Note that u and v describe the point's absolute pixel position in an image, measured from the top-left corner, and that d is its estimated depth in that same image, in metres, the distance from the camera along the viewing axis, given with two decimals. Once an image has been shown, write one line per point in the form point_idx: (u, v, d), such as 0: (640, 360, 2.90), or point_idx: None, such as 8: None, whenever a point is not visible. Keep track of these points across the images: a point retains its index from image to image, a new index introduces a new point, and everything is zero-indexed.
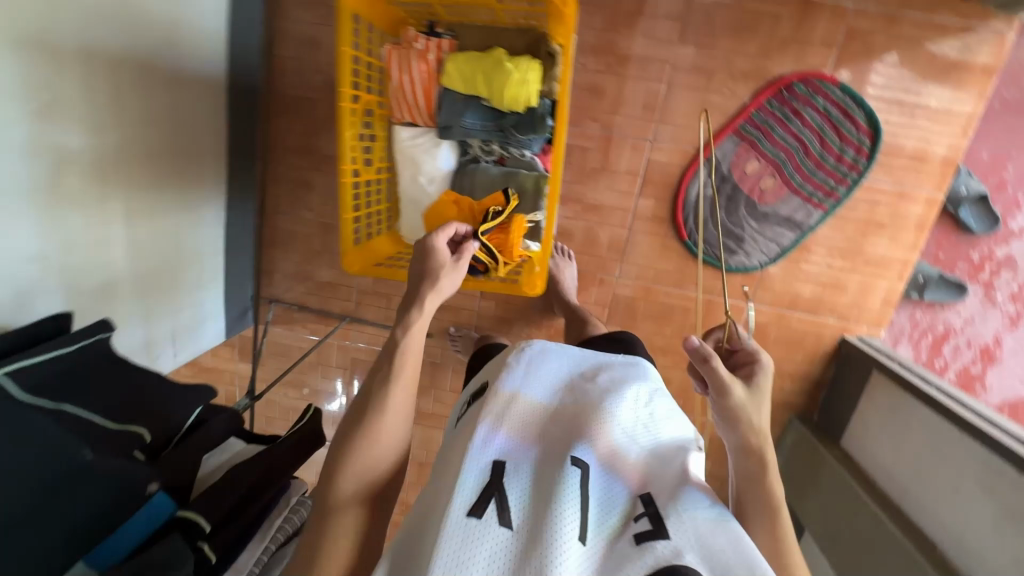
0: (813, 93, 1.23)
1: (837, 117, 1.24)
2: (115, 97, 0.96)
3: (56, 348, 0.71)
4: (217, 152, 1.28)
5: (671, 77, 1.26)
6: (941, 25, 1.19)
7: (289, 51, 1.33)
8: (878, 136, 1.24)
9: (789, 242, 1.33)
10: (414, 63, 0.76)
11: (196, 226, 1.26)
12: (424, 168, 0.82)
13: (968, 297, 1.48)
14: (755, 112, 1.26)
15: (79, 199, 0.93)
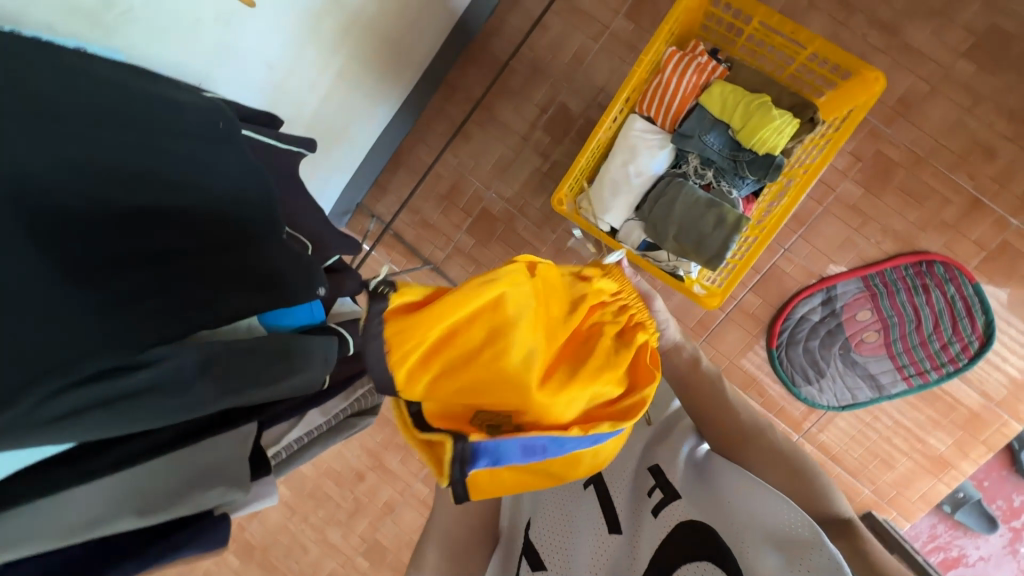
0: (948, 279, 1.29)
1: (959, 310, 1.29)
2: None
3: (275, 140, 0.71)
4: (417, 67, 1.36)
5: (830, 204, 1.33)
6: None
7: (516, 21, 1.44)
8: (987, 345, 1.29)
9: (864, 398, 1.36)
10: (690, 70, 0.82)
11: (369, 116, 1.32)
12: (639, 160, 0.87)
13: (995, 535, 1.44)
14: (889, 269, 1.32)
15: (324, 39, 0.99)
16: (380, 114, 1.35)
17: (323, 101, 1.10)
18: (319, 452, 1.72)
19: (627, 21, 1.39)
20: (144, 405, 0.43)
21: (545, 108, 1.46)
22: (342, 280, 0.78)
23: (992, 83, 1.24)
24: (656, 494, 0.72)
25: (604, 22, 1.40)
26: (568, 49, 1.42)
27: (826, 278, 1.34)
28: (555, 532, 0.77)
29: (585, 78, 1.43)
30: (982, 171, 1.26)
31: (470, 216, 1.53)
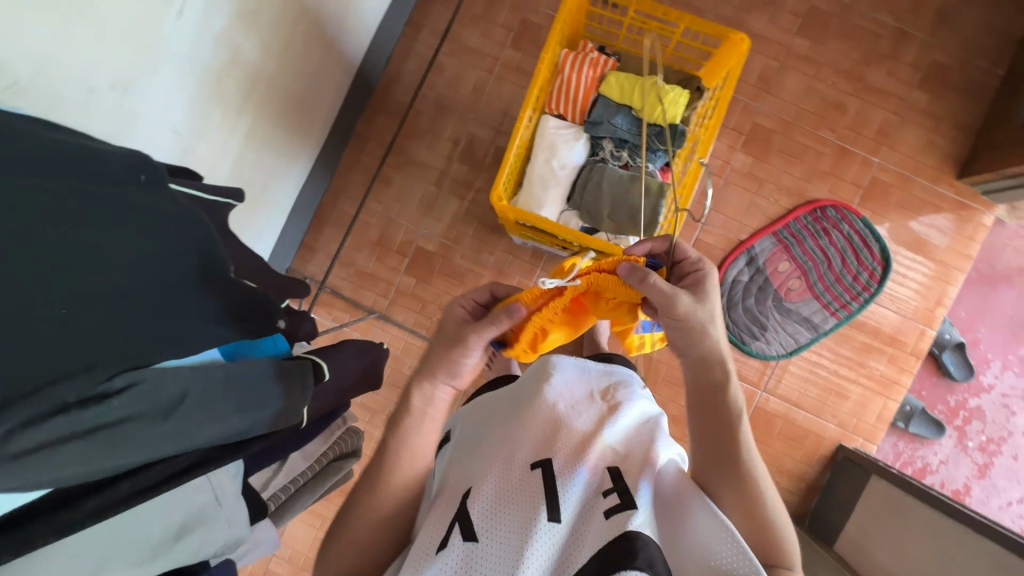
0: (841, 219, 1.46)
1: (858, 243, 1.46)
2: (289, 34, 1.08)
3: (198, 191, 0.67)
4: (324, 122, 1.38)
5: (728, 176, 1.48)
6: (942, 195, 1.46)
7: (411, 66, 1.51)
8: (888, 267, 1.46)
9: (805, 340, 1.47)
10: (585, 66, 0.91)
11: (285, 175, 1.30)
12: (560, 154, 0.93)
13: (945, 438, 1.58)
14: (792, 221, 1.47)
15: (227, 100, 0.99)
16: (296, 172, 1.35)
17: (236, 163, 1.08)
18: (292, 546, 1.55)
19: (514, 50, 1.51)
20: (130, 434, 0.44)
21: (458, 141, 1.52)
22: (299, 323, 0.73)
23: (825, 52, 1.47)
24: (612, 498, 0.64)
25: (494, 55, 1.51)
26: (467, 84, 1.51)
27: (744, 241, 1.47)
28: (494, 511, 0.65)
29: (488, 107, 1.51)
30: (839, 123, 1.47)
31: (406, 256, 1.53)
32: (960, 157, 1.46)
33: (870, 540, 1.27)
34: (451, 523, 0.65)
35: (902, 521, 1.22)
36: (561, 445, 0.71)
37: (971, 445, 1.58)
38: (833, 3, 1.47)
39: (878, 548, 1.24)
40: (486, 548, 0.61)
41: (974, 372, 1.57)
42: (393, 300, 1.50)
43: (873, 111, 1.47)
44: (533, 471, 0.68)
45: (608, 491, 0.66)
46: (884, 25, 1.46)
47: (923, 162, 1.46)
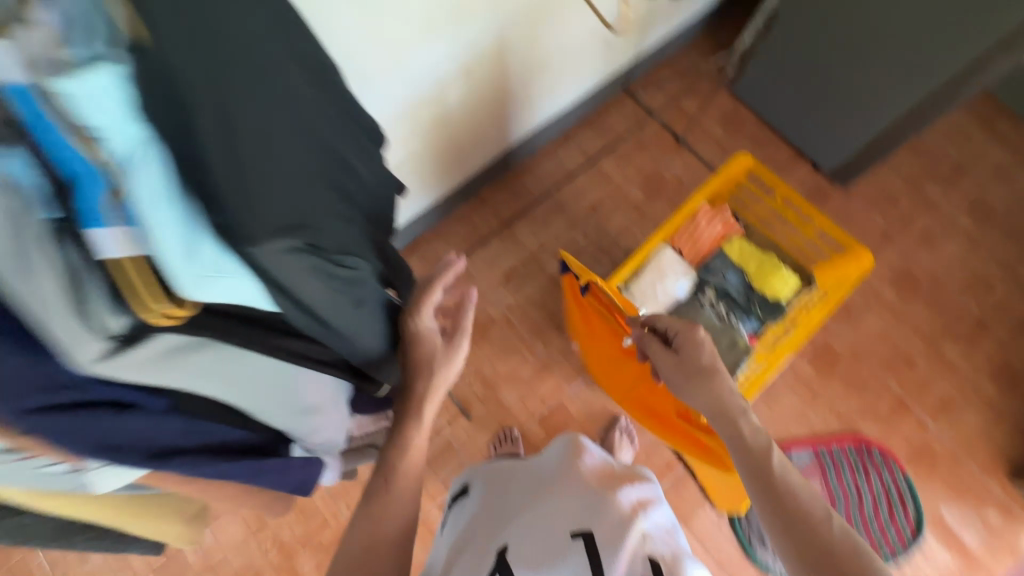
0: (883, 466, 1.45)
1: (893, 497, 1.43)
2: (482, 97, 1.26)
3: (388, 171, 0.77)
4: (462, 175, 1.54)
5: (787, 377, 1.52)
6: (990, 490, 1.43)
7: (549, 166, 1.71)
8: (918, 536, 1.40)
9: None
10: (718, 221, 1.03)
11: (412, 199, 1.43)
12: (667, 282, 1.01)
13: None
14: (836, 446, 1.47)
15: (415, 123, 1.15)
16: (420, 202, 1.48)
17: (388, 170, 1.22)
18: (217, 540, 1.44)
19: (638, 191, 1.69)
20: (345, 307, 0.51)
21: (559, 240, 1.65)
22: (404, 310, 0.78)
23: (908, 310, 1.57)
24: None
25: (620, 187, 1.69)
26: (587, 199, 1.68)
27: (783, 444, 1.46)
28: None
29: (597, 224, 1.66)
30: (906, 375, 1.52)
31: None
32: (1015, 460, 1.45)
33: None
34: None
35: None
36: (598, 518, 0.77)
37: None
38: (926, 273, 1.60)
39: None
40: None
41: None
42: None
43: (940, 379, 1.51)
44: (574, 539, 0.74)
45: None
46: (968, 310, 1.57)
47: (977, 449, 1.46)
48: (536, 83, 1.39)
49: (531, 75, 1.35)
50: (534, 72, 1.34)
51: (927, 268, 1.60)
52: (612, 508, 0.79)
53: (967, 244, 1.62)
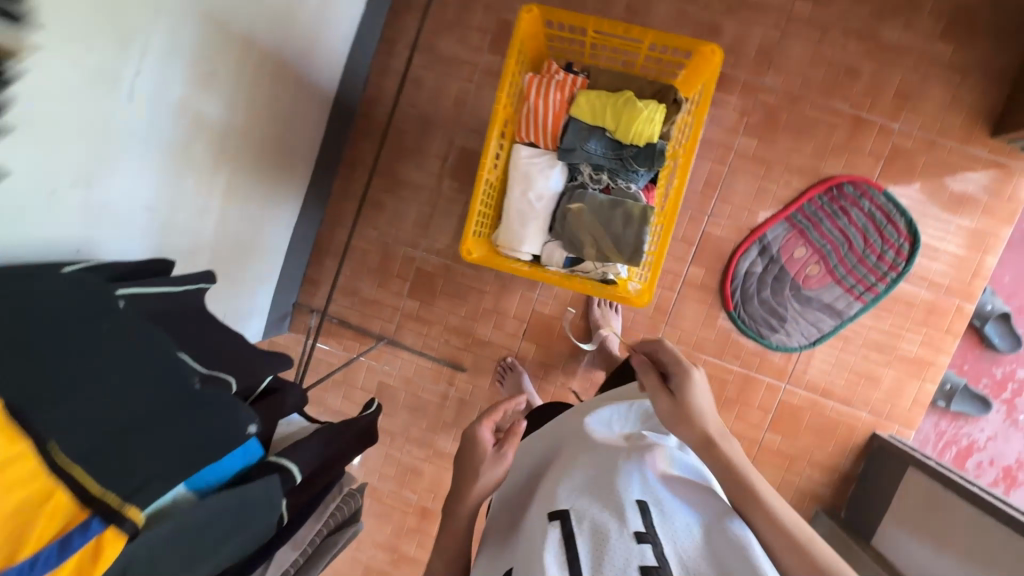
0: (860, 196, 1.48)
1: (880, 220, 1.48)
2: (251, 86, 1.14)
3: (152, 287, 0.80)
4: (306, 159, 1.48)
5: (755, 253, 1.53)
6: (997, 218, 1.48)
7: (393, 83, 1.61)
8: (916, 243, 1.48)
9: (828, 328, 1.52)
10: (552, 89, 0.94)
11: (273, 221, 1.44)
12: (536, 185, 0.98)
13: (991, 413, 1.66)
14: (798, 210, 1.51)
15: (199, 163, 1.07)
16: (284, 216, 1.49)
17: (219, 217, 1.20)
18: None
19: (493, 53, 1.57)
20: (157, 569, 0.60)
21: (445, 157, 1.63)
22: (281, 400, 0.88)
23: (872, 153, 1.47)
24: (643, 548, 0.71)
25: (472, 62, 1.58)
26: (449, 95, 1.60)
27: (756, 229, 1.53)
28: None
29: (471, 117, 1.60)
30: (899, 236, 1.48)
31: (407, 280, 1.68)
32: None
33: (906, 535, 1.36)
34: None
35: (943, 519, 1.28)
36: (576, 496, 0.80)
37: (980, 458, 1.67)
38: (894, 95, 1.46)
39: (914, 544, 1.32)
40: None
41: (989, 404, 1.63)
42: (399, 327, 1.68)
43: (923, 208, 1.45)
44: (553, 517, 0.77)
45: (640, 537, 0.72)
46: (962, 155, 1.47)
47: (1000, 180, 1.47)
48: (301, 17, 1.22)
49: (288, 16, 1.17)
50: (287, 16, 1.17)
51: (907, 126, 1.47)
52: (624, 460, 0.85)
53: (951, 77, 1.45)
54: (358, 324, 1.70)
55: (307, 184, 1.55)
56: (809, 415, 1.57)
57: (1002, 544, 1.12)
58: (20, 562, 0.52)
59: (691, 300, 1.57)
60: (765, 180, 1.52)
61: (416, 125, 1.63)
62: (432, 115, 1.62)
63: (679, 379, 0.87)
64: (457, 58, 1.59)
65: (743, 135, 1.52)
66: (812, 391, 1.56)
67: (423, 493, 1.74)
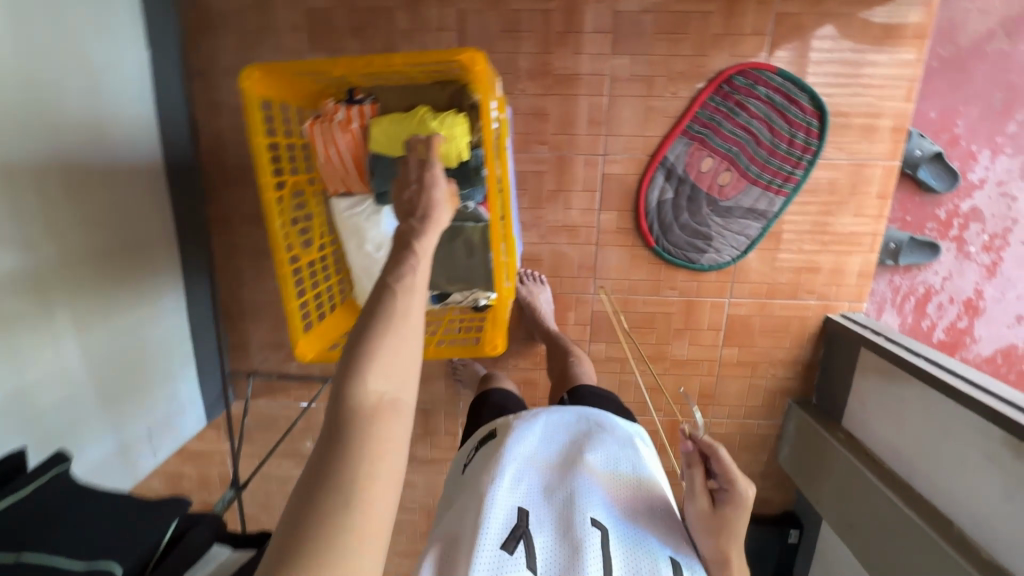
0: (753, 83, 1.35)
1: (781, 102, 1.35)
2: (48, 210, 1.01)
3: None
4: (163, 239, 1.36)
5: (662, 179, 1.43)
6: (905, 59, 1.33)
7: (224, 119, 1.42)
8: (824, 116, 1.36)
9: (756, 232, 1.45)
10: (338, 133, 0.86)
11: (156, 317, 1.35)
12: (367, 236, 0.91)
13: (943, 254, 1.61)
14: (692, 119, 1.38)
15: (25, 317, 0.98)
16: (168, 305, 1.39)
17: (85, 350, 1.12)
18: None
19: (316, 50, 1.36)
20: None
21: None
22: (185, 546, 0.86)
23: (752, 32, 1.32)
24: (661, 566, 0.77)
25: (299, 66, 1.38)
26: None
27: (655, 155, 1.41)
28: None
29: None
30: (805, 114, 1.36)
31: None
32: None
33: (871, 414, 1.37)
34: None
35: (900, 395, 1.28)
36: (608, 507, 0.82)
37: (941, 299, 1.63)
38: None
39: (879, 423, 1.34)
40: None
41: (937, 247, 1.58)
42: None
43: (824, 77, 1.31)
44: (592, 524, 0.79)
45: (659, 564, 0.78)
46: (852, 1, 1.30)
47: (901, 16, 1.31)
48: (72, 107, 1.06)
49: (50, 115, 1.01)
50: (49, 116, 1.01)
51: None
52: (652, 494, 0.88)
53: None
54: (298, 372, 1.65)
55: (179, 261, 1.43)
56: (759, 319, 1.54)
57: (955, 416, 1.12)
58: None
59: (612, 246, 1.49)
60: (650, 97, 1.37)
61: None
62: None
63: (730, 496, 0.83)
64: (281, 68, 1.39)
65: (614, 55, 1.34)
66: (756, 297, 1.52)
67: (422, 500, 1.79)
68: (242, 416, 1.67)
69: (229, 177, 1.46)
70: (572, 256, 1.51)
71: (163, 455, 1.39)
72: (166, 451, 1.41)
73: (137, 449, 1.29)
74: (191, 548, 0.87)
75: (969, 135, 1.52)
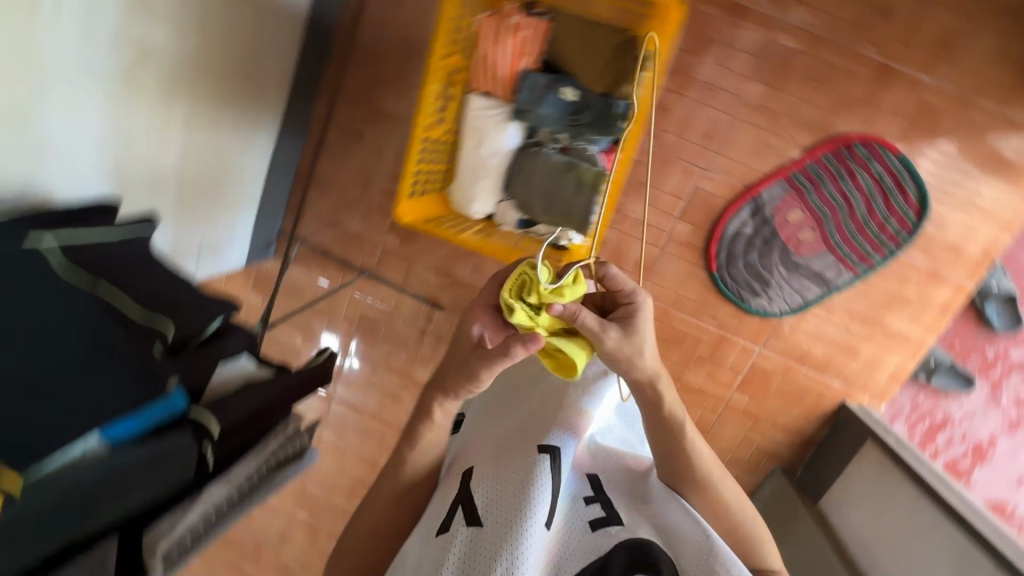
0: (871, 158, 1.36)
1: (889, 186, 1.36)
2: (204, 6, 1.07)
3: (80, 234, 0.78)
4: (279, 83, 1.43)
5: (747, 213, 1.45)
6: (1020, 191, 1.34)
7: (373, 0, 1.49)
8: (924, 214, 1.37)
9: (813, 296, 1.47)
10: (505, 36, 0.85)
11: (246, 149, 1.42)
12: (490, 142, 0.93)
13: (974, 391, 1.62)
14: (800, 169, 1.39)
15: (150, 92, 1.04)
16: (259, 144, 1.46)
17: (184, 147, 1.19)
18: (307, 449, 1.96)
19: None
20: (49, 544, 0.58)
21: None
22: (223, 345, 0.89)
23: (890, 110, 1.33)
24: (593, 507, 0.85)
25: None
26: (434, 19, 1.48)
27: (750, 188, 1.43)
28: (492, 497, 0.82)
29: None
30: (906, 206, 1.37)
31: (388, 216, 1.67)
32: None
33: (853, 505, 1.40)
34: (455, 506, 0.82)
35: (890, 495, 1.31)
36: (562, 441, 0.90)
37: (954, 434, 1.61)
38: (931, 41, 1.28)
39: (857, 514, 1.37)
40: (490, 529, 0.78)
41: (972, 381, 1.60)
42: (380, 262, 1.69)
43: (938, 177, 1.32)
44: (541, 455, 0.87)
45: (588, 500, 0.87)
46: (995, 119, 1.31)
47: None
48: None
49: None
50: None
51: (940, 81, 1.30)
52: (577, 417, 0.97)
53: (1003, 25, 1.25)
54: (340, 255, 1.72)
55: (282, 110, 1.50)
56: (780, 379, 1.56)
57: (937, 528, 1.15)
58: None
59: (674, 257, 1.52)
60: (769, 133, 1.39)
61: (400, 51, 1.52)
62: (417, 40, 1.51)
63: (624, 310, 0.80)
64: None
65: (751, 81, 1.37)
66: (786, 357, 1.54)
67: (401, 418, 1.86)
68: (275, 275, 1.73)
69: (356, 53, 1.53)
70: (633, 251, 1.55)
71: (203, 274, 1.47)
72: (207, 270, 1.48)
73: (185, 258, 1.35)
74: (231, 347, 0.89)
75: None
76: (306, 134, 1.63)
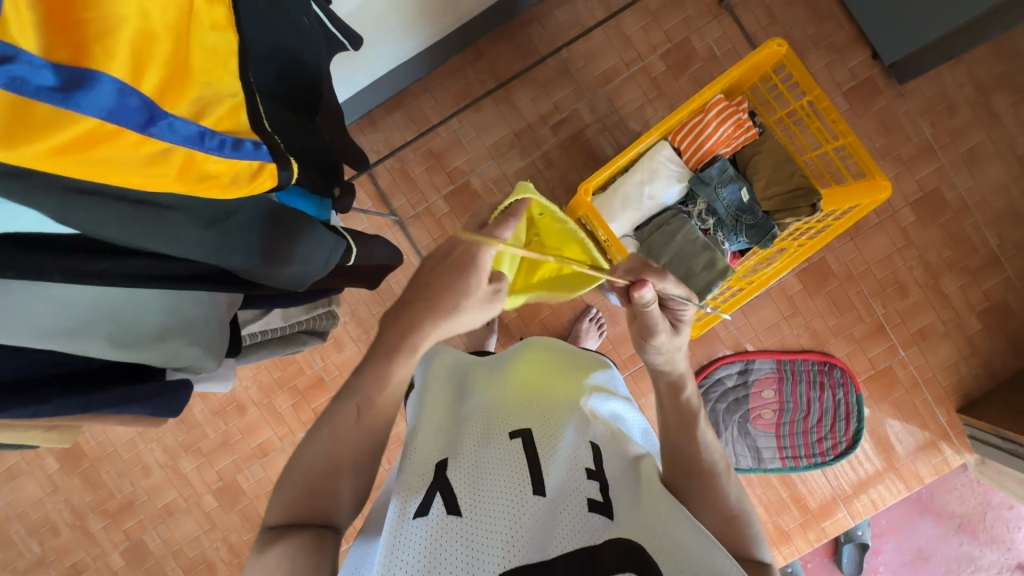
0: (840, 383, 1.62)
1: (840, 412, 1.63)
2: None
3: (325, 16, 0.72)
4: (453, 17, 1.46)
5: (733, 368, 1.64)
6: (921, 473, 1.63)
7: (562, 17, 1.62)
8: (852, 448, 1.62)
9: (744, 465, 1.65)
10: (728, 122, 0.98)
11: (390, 46, 1.39)
12: (658, 186, 1.00)
13: None
14: (790, 361, 1.62)
15: None
16: (398, 50, 1.44)
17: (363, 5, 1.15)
18: None
19: (659, 60, 1.62)
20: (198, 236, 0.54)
21: (560, 109, 1.64)
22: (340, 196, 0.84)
23: (867, 356, 1.62)
24: (592, 483, 0.64)
25: (640, 54, 1.62)
26: (600, 65, 1.62)
27: (750, 352, 1.63)
28: (472, 485, 0.63)
29: (605, 97, 1.63)
30: (843, 434, 1.63)
31: (451, 183, 1.66)
32: None
33: None
34: (428, 491, 0.63)
35: None
36: (544, 420, 0.72)
37: None
38: (917, 326, 1.61)
39: None
40: (472, 520, 0.59)
41: None
42: (416, 217, 1.64)
43: None
44: (511, 439, 0.68)
45: (590, 473, 0.65)
46: (927, 408, 1.62)
47: (941, 445, 1.62)
48: None
49: None
50: None
51: (909, 359, 1.62)
52: (567, 396, 0.78)
53: (962, 347, 1.61)
54: (383, 187, 1.65)
55: (435, 38, 1.51)
56: None
57: None
58: (198, 126, 0.47)
59: None
60: (784, 320, 1.62)
61: (557, 67, 1.63)
62: (575, 69, 1.62)
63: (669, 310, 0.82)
64: (630, 42, 1.62)
65: (793, 273, 1.62)
66: None
67: (329, 366, 1.70)
68: None
69: (521, 45, 1.63)
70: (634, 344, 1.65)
71: None
72: None
73: None
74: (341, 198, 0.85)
75: (888, 556, 1.82)
76: (430, 71, 1.63)
